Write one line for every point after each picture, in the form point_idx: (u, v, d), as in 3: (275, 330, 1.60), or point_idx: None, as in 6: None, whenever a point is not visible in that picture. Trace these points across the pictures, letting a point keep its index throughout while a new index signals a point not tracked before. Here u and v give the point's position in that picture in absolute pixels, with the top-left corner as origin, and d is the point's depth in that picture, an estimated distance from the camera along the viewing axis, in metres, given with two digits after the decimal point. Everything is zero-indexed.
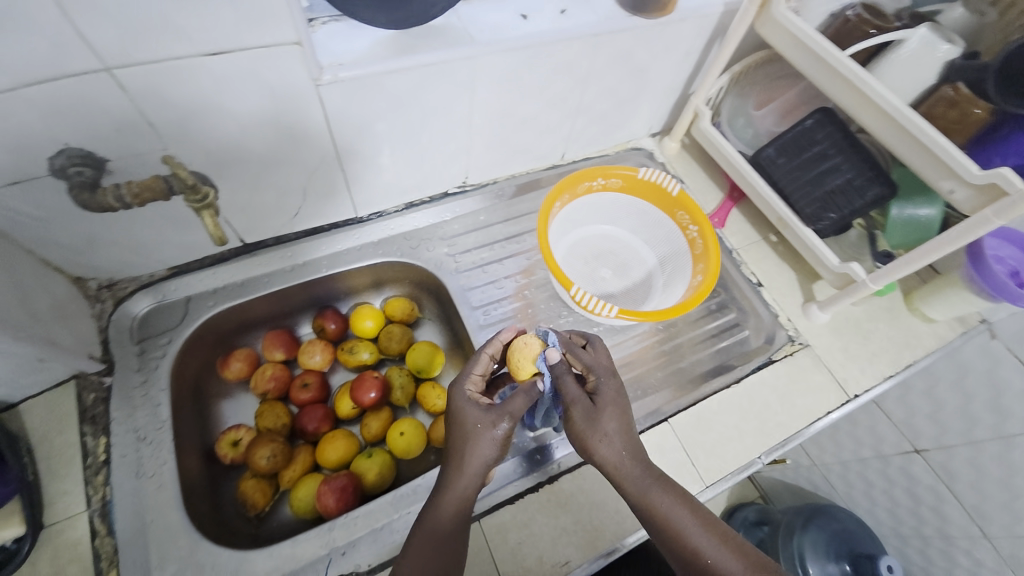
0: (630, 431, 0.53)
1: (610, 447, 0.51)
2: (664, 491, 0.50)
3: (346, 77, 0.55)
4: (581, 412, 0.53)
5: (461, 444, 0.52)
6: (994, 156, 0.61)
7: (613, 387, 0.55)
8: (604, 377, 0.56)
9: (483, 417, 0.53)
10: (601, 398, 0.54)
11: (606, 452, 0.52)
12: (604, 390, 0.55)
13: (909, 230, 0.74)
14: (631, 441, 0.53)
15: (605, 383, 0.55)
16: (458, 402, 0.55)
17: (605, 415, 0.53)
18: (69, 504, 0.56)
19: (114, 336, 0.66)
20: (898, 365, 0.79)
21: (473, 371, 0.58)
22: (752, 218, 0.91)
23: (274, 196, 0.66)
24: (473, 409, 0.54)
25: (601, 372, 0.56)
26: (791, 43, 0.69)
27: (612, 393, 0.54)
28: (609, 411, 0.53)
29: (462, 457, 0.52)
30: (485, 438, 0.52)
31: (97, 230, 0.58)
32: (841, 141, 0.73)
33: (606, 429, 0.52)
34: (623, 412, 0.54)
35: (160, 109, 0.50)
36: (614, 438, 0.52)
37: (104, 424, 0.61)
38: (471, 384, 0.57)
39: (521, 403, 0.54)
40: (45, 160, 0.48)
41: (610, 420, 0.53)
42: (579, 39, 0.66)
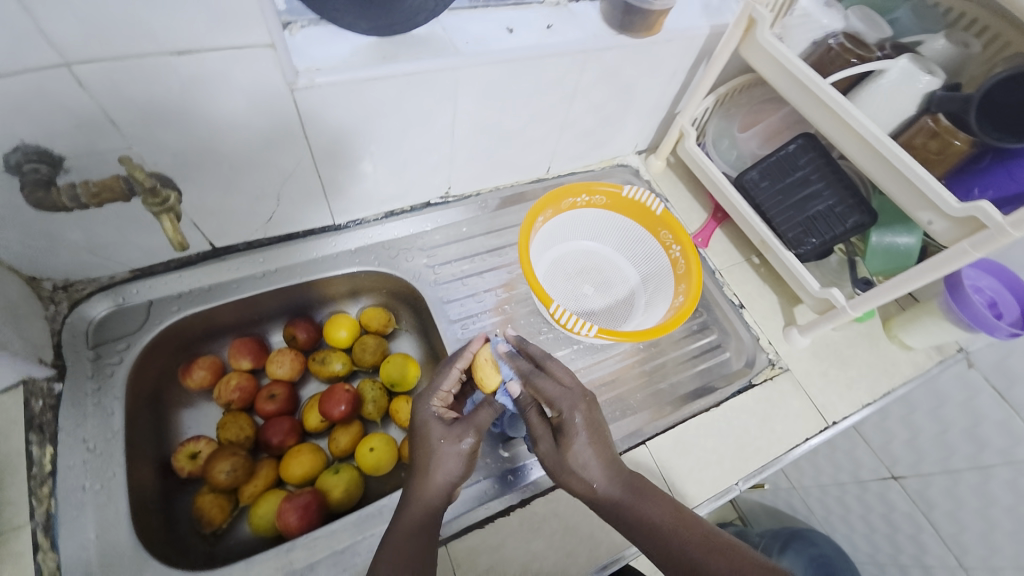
0: (601, 462, 0.50)
1: (581, 482, 0.50)
2: (643, 508, 0.49)
3: (323, 83, 0.54)
4: (548, 448, 0.51)
5: (426, 461, 0.50)
6: (974, 187, 0.62)
7: (576, 420, 0.50)
8: (566, 411, 0.51)
9: (447, 432, 0.51)
10: (566, 434, 0.50)
11: (578, 486, 0.50)
12: (568, 424, 0.50)
13: (889, 258, 0.74)
14: (605, 468, 0.50)
15: (569, 418, 0.50)
16: (422, 418, 0.53)
17: (572, 453, 0.50)
18: (12, 515, 0.51)
19: (68, 340, 0.63)
20: (876, 392, 0.78)
21: (440, 386, 0.56)
22: (735, 239, 0.90)
23: (247, 200, 0.65)
24: (438, 424, 0.52)
25: (565, 404, 0.51)
26: (775, 68, 0.69)
27: (578, 426, 0.50)
28: (577, 446, 0.50)
29: (427, 473, 0.50)
30: (449, 453, 0.50)
31: (55, 229, 0.56)
32: (824, 167, 0.73)
33: (575, 462, 0.50)
34: (593, 441, 0.50)
35: (122, 107, 0.48)
36: (584, 474, 0.49)
37: (52, 432, 0.57)
38: (437, 400, 0.55)
39: (486, 415, 0.53)
40: (0, 155, 0.46)
41: (578, 455, 0.50)
42: (565, 55, 0.65)
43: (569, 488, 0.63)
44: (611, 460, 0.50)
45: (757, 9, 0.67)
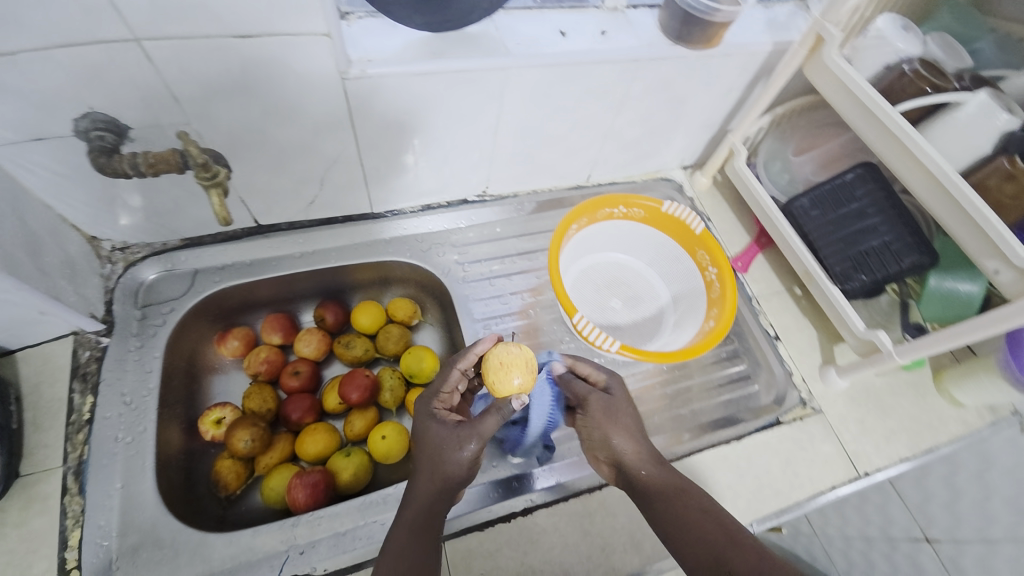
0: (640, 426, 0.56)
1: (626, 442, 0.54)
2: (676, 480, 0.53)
3: (374, 74, 0.55)
4: (601, 403, 0.56)
5: (429, 464, 0.51)
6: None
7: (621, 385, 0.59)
8: (612, 377, 0.60)
9: (450, 437, 0.51)
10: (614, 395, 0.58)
11: (625, 441, 0.54)
12: (614, 387, 0.59)
13: (947, 304, 0.69)
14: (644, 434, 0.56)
15: (613, 383, 0.59)
16: (423, 418, 0.54)
17: (619, 412, 0.56)
18: (45, 457, 0.57)
19: (119, 298, 0.67)
20: (916, 447, 0.73)
21: (441, 389, 0.56)
22: (778, 268, 0.86)
23: (292, 182, 0.67)
24: (440, 428, 0.52)
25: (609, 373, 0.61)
26: (841, 91, 0.65)
27: (621, 390, 0.59)
28: (624, 407, 0.57)
29: (429, 476, 0.50)
30: (451, 458, 0.50)
31: (116, 193, 0.60)
32: (883, 201, 0.70)
33: (625, 419, 0.56)
34: (634, 408, 0.57)
35: (185, 84, 0.50)
36: (629, 432, 0.55)
37: (93, 382, 0.62)
38: (438, 401, 0.56)
39: (492, 423, 0.52)
40: (70, 121, 0.50)
41: (625, 415, 0.56)
42: (617, 62, 0.64)
43: (572, 503, 0.62)
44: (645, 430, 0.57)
45: (827, 27, 0.63)
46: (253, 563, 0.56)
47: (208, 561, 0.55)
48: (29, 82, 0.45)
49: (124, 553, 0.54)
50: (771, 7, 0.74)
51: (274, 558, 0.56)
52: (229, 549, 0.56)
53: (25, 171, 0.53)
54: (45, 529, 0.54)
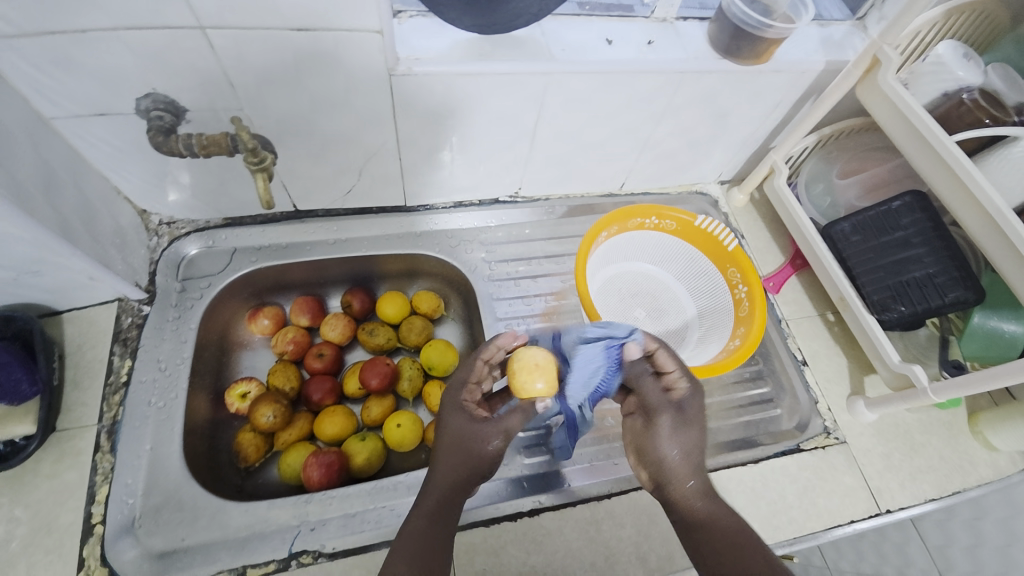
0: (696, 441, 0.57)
1: (676, 463, 0.56)
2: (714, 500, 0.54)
3: (419, 72, 0.56)
4: (668, 414, 0.57)
5: (457, 453, 0.54)
6: None
7: (694, 402, 0.58)
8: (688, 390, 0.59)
9: (481, 431, 0.55)
10: (683, 412, 0.57)
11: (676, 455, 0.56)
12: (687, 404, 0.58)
13: (988, 343, 0.66)
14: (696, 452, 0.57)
15: (687, 398, 0.58)
16: (451, 408, 0.57)
17: (683, 431, 0.57)
18: (82, 415, 0.60)
19: (162, 269, 0.70)
20: (944, 489, 0.70)
21: (470, 379, 0.57)
22: (811, 292, 0.84)
23: (331, 171, 0.69)
24: (471, 421, 0.55)
25: (688, 384, 0.59)
26: (894, 115, 0.63)
27: (692, 409, 0.58)
28: (686, 427, 0.57)
29: (454, 464, 0.53)
30: (480, 451, 0.54)
31: (167, 171, 0.63)
32: (928, 231, 0.67)
33: (683, 436, 0.57)
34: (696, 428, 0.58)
35: (240, 70, 0.52)
36: (683, 452, 0.56)
37: (132, 348, 0.65)
38: (467, 391, 0.58)
39: (518, 420, 0.58)
40: (133, 99, 0.53)
41: (683, 436, 0.56)
42: (661, 73, 0.63)
43: (579, 509, 0.61)
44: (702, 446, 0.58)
45: (885, 49, 0.61)
46: (266, 535, 0.57)
47: (224, 528, 0.57)
48: (100, 61, 0.48)
49: (147, 512, 0.57)
50: (826, 26, 0.72)
51: (286, 532, 0.58)
52: (245, 519, 0.58)
53: (88, 144, 0.57)
54: (75, 482, 0.57)
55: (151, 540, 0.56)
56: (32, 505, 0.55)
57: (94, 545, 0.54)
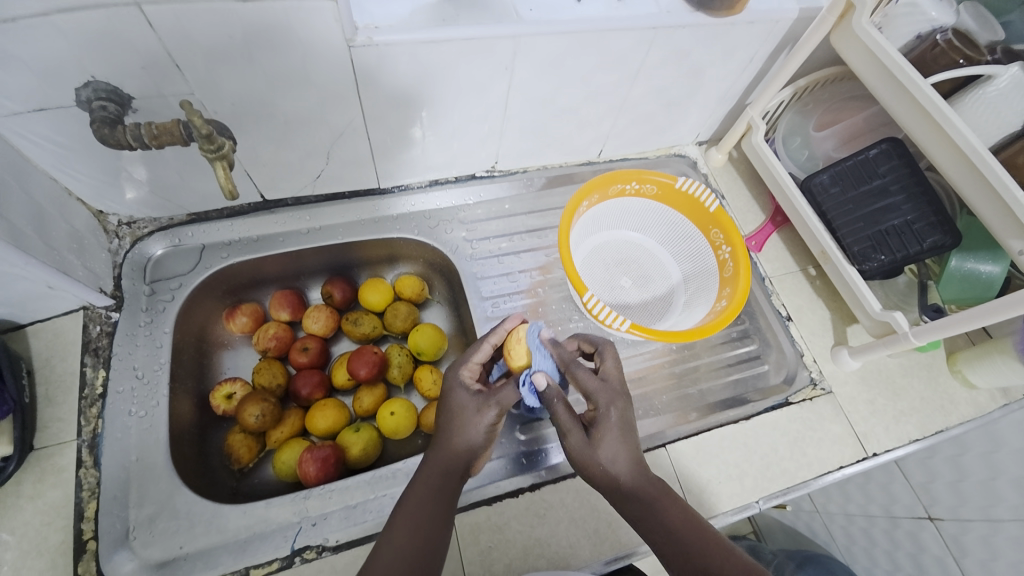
0: (629, 453, 0.50)
1: (606, 477, 0.49)
2: (668, 505, 0.49)
3: (381, 42, 0.53)
4: (577, 442, 0.50)
5: (449, 427, 0.52)
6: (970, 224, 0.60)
7: (612, 417, 0.50)
8: (605, 406, 0.51)
9: (473, 402, 0.52)
10: (599, 428, 0.50)
11: (605, 480, 0.49)
12: (604, 419, 0.50)
13: (966, 286, 0.68)
14: (633, 465, 0.49)
15: (607, 412, 0.51)
16: (450, 383, 0.55)
17: (604, 445, 0.49)
18: (59, 431, 0.57)
19: (127, 273, 0.67)
20: (926, 429, 0.72)
21: (471, 358, 0.58)
22: (792, 247, 0.85)
23: (297, 156, 0.66)
24: (465, 394, 0.53)
25: (602, 400, 0.51)
26: (869, 62, 0.62)
27: (613, 421, 0.50)
28: (608, 440, 0.49)
29: (450, 438, 0.51)
30: (471, 422, 0.51)
31: (121, 166, 0.59)
32: (906, 178, 0.68)
33: (604, 457, 0.49)
34: (623, 440, 0.50)
35: (186, 50, 0.48)
36: (608, 467, 0.49)
37: (104, 357, 0.62)
38: (467, 369, 0.57)
39: (511, 395, 0.53)
40: (72, 91, 0.49)
41: (606, 450, 0.49)
42: (635, 30, 0.61)
43: (579, 480, 0.62)
44: (639, 455, 0.50)
45: None
46: (267, 534, 0.57)
47: (223, 532, 0.56)
48: (28, 50, 0.44)
49: (141, 523, 0.55)
50: None
51: (287, 530, 0.57)
52: (244, 520, 0.57)
53: (29, 143, 0.52)
54: (60, 501, 0.54)
55: (148, 551, 0.54)
56: (19, 528, 0.52)
57: (90, 561, 0.52)
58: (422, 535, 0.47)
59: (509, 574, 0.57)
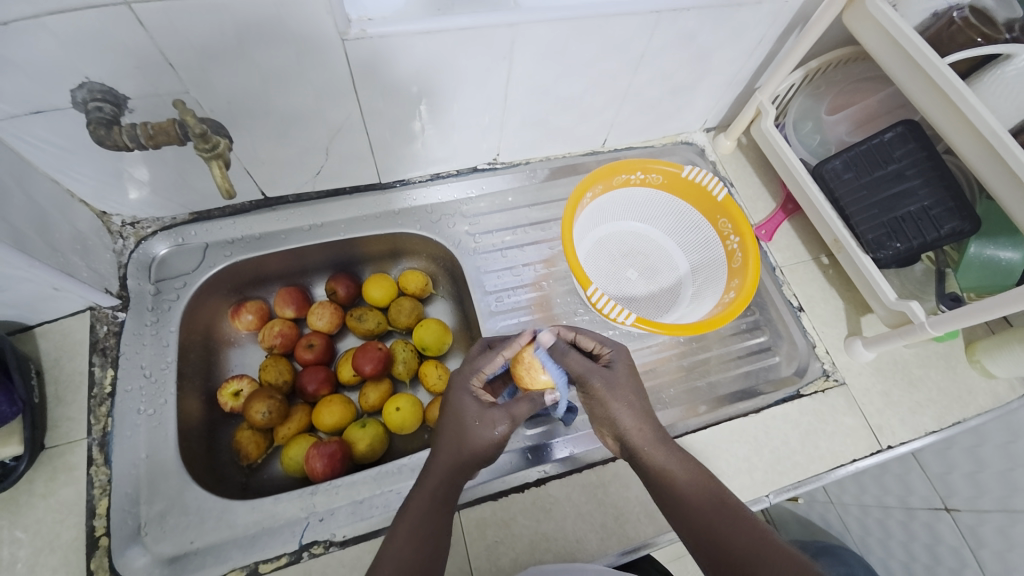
0: (637, 394, 0.54)
1: (629, 413, 0.52)
2: (677, 457, 0.52)
3: (374, 34, 0.52)
4: (602, 379, 0.53)
5: (457, 438, 0.51)
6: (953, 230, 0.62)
7: (625, 358, 0.56)
8: (616, 350, 0.56)
9: (483, 415, 0.52)
10: (617, 367, 0.55)
11: (629, 415, 0.52)
12: (618, 360, 0.55)
13: (985, 273, 0.66)
14: (646, 406, 0.54)
15: (618, 356, 0.56)
16: (457, 391, 0.54)
17: (623, 380, 0.54)
18: (70, 430, 0.58)
19: (133, 273, 0.67)
20: (943, 420, 0.70)
21: (481, 368, 0.54)
22: (804, 236, 0.82)
23: (297, 152, 0.65)
24: (474, 405, 0.52)
25: (612, 346, 0.57)
26: (881, 39, 0.60)
27: (625, 363, 0.55)
28: (625, 380, 0.54)
29: (456, 449, 0.51)
30: (481, 435, 0.51)
31: (123, 167, 0.59)
32: (923, 162, 0.65)
33: (624, 392, 0.53)
34: (635, 382, 0.55)
35: (180, 49, 0.48)
36: (631, 404, 0.53)
37: (113, 357, 0.63)
38: (476, 380, 0.54)
39: (525, 409, 0.53)
40: (67, 92, 0.49)
41: (625, 389, 0.53)
42: (638, 15, 0.59)
43: (585, 474, 0.61)
44: (647, 402, 0.55)
45: None
46: (275, 529, 0.57)
47: (232, 527, 0.57)
48: (24, 54, 0.44)
49: (152, 519, 0.56)
50: None
51: (295, 525, 0.57)
52: (252, 516, 0.58)
53: (30, 146, 0.53)
54: (73, 498, 0.55)
55: (160, 547, 0.55)
56: (32, 525, 0.53)
57: (102, 557, 0.53)
58: (427, 547, 0.47)
59: (516, 568, 0.57)
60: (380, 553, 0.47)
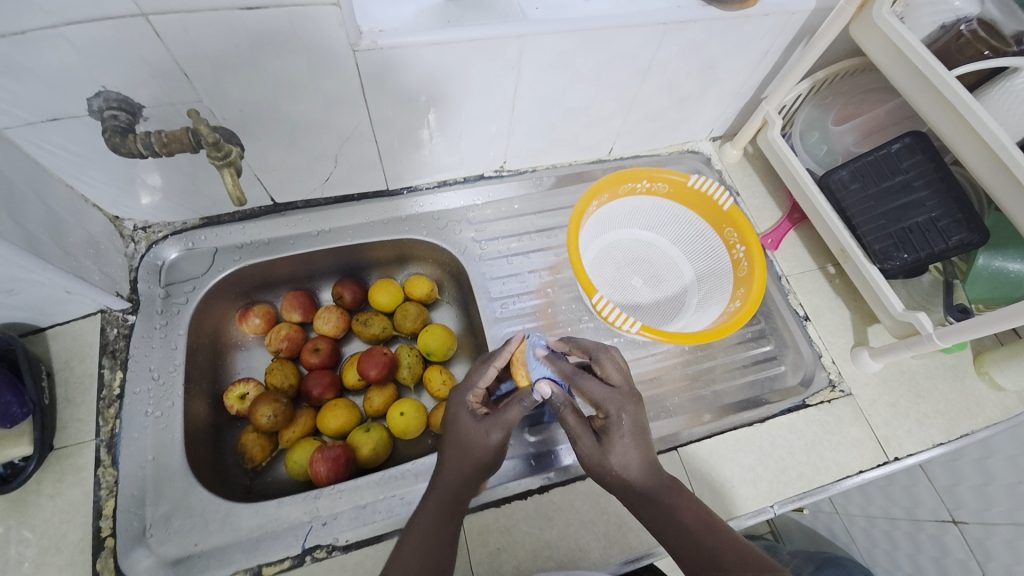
0: (637, 459, 0.49)
1: (618, 480, 0.49)
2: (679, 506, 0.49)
3: (385, 45, 0.53)
4: (588, 448, 0.50)
5: (457, 450, 0.52)
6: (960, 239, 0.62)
7: (624, 422, 0.49)
8: (614, 412, 0.50)
9: (478, 426, 0.52)
10: (611, 435, 0.49)
11: (617, 485, 0.50)
12: (616, 425, 0.49)
13: (994, 284, 0.65)
14: (645, 468, 0.50)
15: (617, 420, 0.49)
16: (455, 408, 0.54)
17: (615, 452, 0.49)
18: (78, 432, 0.59)
19: (143, 276, 0.68)
20: (951, 433, 0.70)
21: (476, 383, 0.56)
22: (810, 245, 0.82)
23: (306, 159, 0.66)
24: (468, 418, 0.53)
25: (612, 406, 0.50)
26: (888, 51, 0.60)
27: (625, 429, 0.49)
28: (619, 447, 0.49)
29: (462, 461, 0.51)
30: (478, 445, 0.51)
31: (136, 173, 0.60)
32: (931, 173, 0.65)
33: (616, 465, 0.49)
34: (635, 448, 0.49)
35: (194, 59, 0.49)
36: (620, 473, 0.49)
37: (122, 359, 0.63)
38: (473, 395, 0.56)
39: (516, 412, 0.52)
40: (85, 101, 0.50)
41: (619, 456, 0.49)
42: (644, 27, 0.60)
43: (588, 482, 0.61)
44: (651, 458, 0.50)
45: None
46: (278, 533, 0.57)
47: (236, 530, 0.57)
48: (42, 64, 0.45)
49: (157, 521, 0.57)
50: None
51: (298, 529, 0.58)
52: (256, 519, 0.58)
53: (45, 152, 0.54)
54: (80, 499, 0.56)
55: (164, 548, 0.56)
56: (39, 526, 0.54)
57: (107, 559, 0.54)
58: (434, 558, 0.47)
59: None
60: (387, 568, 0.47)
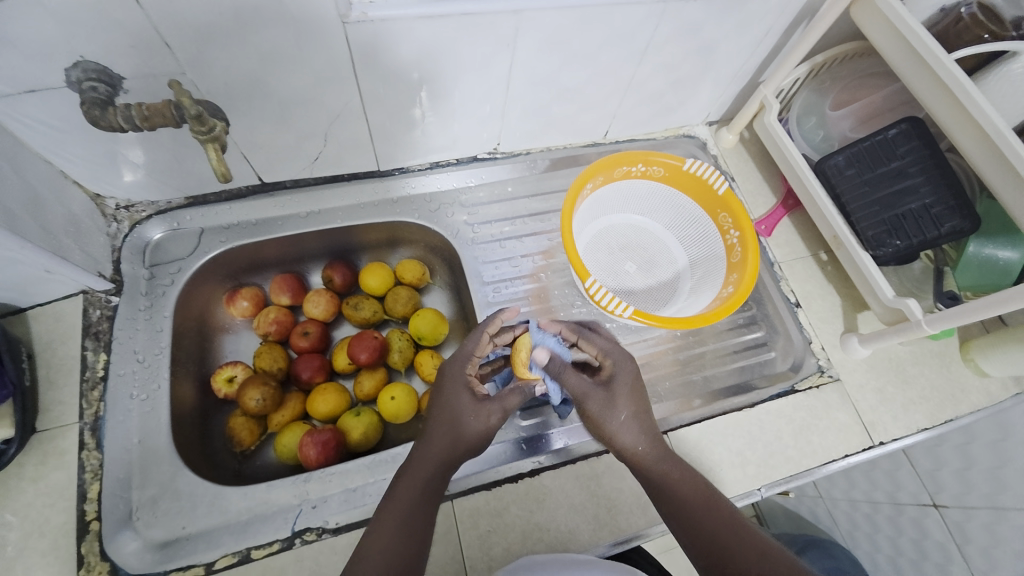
0: (642, 409, 0.52)
1: (629, 432, 0.51)
2: (679, 475, 0.50)
3: (376, 18, 0.51)
4: (597, 403, 0.52)
5: (449, 428, 0.51)
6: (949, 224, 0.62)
7: (628, 372, 0.53)
8: (619, 363, 0.54)
9: (476, 407, 0.52)
10: (617, 385, 0.52)
11: (626, 439, 0.51)
12: (622, 374, 0.53)
13: (984, 272, 0.66)
14: (646, 423, 0.52)
15: (621, 370, 0.53)
16: (453, 381, 0.53)
17: (622, 399, 0.52)
18: (61, 414, 0.57)
19: (127, 257, 0.66)
20: (935, 418, 0.71)
21: (473, 352, 0.55)
22: (803, 231, 0.82)
23: (294, 138, 0.64)
24: (467, 396, 0.52)
25: (616, 357, 0.54)
26: (889, 35, 0.59)
27: (629, 379, 0.53)
28: (625, 395, 0.52)
29: (448, 441, 0.51)
30: (472, 427, 0.51)
31: (117, 149, 0.58)
32: (926, 159, 0.65)
33: (623, 414, 0.51)
34: (637, 397, 0.53)
35: (174, 28, 0.47)
36: (630, 422, 0.51)
37: (105, 341, 0.62)
38: (470, 366, 0.54)
39: (515, 400, 0.54)
40: (61, 71, 0.48)
41: (626, 405, 0.52)
42: (644, 5, 0.58)
43: (579, 466, 0.62)
44: (648, 417, 0.53)
45: None
46: (267, 516, 0.57)
47: (225, 513, 0.57)
48: (12, 30, 0.43)
49: (144, 504, 0.56)
50: None
51: (288, 511, 0.57)
52: (245, 502, 0.58)
53: (20, 125, 0.51)
54: (63, 482, 0.55)
55: (152, 532, 0.55)
56: (21, 509, 0.53)
57: (93, 542, 0.53)
58: (411, 538, 0.47)
59: (508, 557, 0.57)
60: (363, 544, 0.47)
